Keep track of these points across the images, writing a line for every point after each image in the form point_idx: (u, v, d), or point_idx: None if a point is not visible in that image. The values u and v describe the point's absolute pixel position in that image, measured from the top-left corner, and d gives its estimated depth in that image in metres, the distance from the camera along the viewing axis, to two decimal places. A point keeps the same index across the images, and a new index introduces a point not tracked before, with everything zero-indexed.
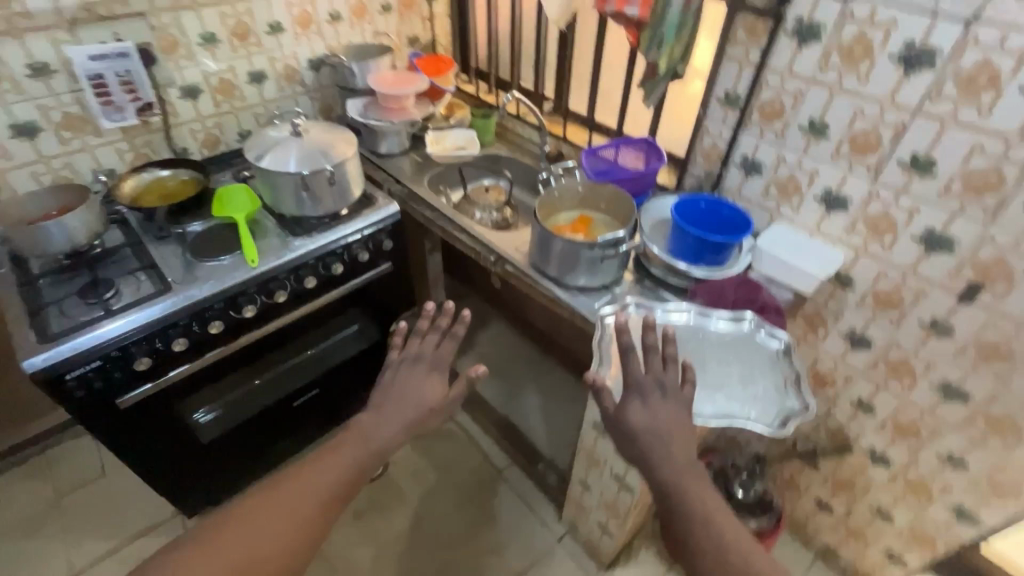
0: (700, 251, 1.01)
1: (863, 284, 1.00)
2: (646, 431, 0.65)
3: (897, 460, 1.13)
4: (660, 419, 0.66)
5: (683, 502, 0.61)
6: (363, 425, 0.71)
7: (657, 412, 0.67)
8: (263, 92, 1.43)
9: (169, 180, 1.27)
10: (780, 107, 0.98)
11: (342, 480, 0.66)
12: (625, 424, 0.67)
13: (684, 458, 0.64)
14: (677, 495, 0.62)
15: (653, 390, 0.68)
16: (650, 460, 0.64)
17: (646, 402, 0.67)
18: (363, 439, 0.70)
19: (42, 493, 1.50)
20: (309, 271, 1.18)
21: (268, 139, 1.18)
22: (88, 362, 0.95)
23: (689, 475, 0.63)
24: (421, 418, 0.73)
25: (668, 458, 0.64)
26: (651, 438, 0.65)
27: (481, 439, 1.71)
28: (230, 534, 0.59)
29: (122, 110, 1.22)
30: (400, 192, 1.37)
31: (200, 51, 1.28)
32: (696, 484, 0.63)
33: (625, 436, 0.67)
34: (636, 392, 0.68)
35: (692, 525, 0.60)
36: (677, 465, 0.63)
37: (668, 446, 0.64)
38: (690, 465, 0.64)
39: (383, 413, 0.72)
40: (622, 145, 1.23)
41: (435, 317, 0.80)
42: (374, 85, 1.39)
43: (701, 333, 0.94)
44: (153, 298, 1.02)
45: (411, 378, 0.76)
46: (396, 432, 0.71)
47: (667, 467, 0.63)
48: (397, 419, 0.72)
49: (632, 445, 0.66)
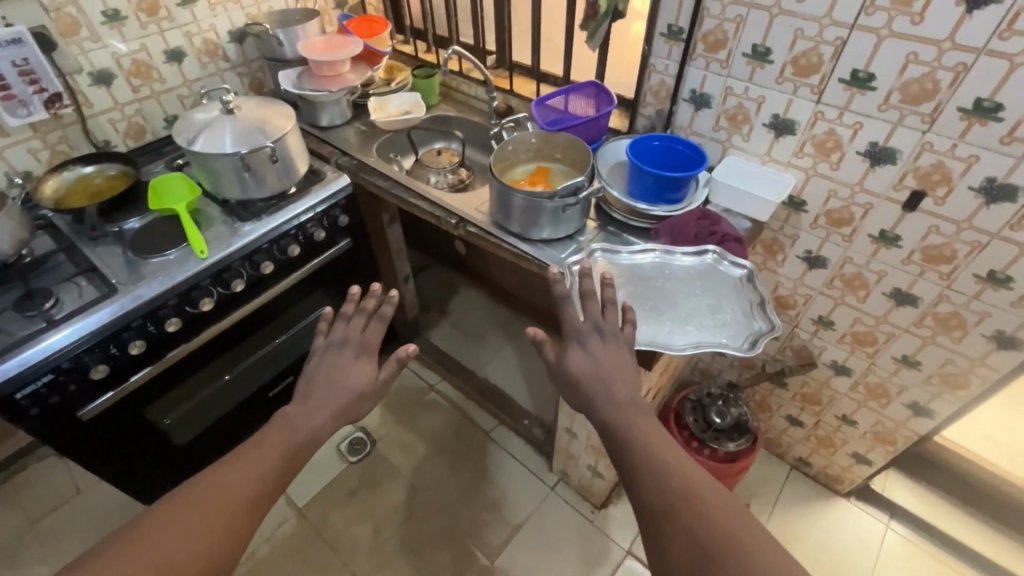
0: (659, 190, 1.02)
1: (815, 204, 1.04)
2: (587, 377, 0.73)
3: (857, 368, 1.20)
4: (602, 363, 0.74)
5: (626, 439, 0.67)
6: (290, 415, 0.72)
7: (598, 356, 0.75)
8: (185, 72, 1.33)
9: (96, 177, 1.18)
10: (723, 36, 0.97)
11: (273, 473, 0.67)
12: (567, 370, 0.75)
13: (626, 395, 0.71)
14: (621, 430, 0.68)
15: (593, 334, 0.76)
16: (593, 402, 0.72)
17: (586, 346, 0.75)
18: (290, 429, 0.70)
19: (14, 522, 1.44)
20: (263, 254, 1.13)
21: (198, 121, 1.10)
22: (40, 377, 0.89)
23: (631, 413, 0.69)
24: (352, 402, 0.74)
25: (610, 399, 0.71)
26: (592, 382, 0.72)
27: (464, 404, 1.72)
28: (149, 539, 0.58)
29: (27, 105, 1.11)
30: (349, 164, 1.30)
31: (106, 32, 1.17)
32: (641, 422, 0.69)
33: (570, 381, 0.75)
34: (576, 339, 0.76)
35: (637, 457, 0.65)
36: (617, 404, 0.70)
37: (610, 386, 0.72)
38: (631, 403, 0.70)
39: (312, 400, 0.73)
40: (571, 93, 1.22)
41: (360, 300, 0.82)
42: (304, 53, 1.31)
43: (667, 269, 0.95)
44: (99, 303, 0.96)
45: (337, 363, 0.77)
46: (325, 419, 0.72)
47: (610, 407, 0.70)
48: (326, 406, 0.73)
49: (576, 391, 0.74)
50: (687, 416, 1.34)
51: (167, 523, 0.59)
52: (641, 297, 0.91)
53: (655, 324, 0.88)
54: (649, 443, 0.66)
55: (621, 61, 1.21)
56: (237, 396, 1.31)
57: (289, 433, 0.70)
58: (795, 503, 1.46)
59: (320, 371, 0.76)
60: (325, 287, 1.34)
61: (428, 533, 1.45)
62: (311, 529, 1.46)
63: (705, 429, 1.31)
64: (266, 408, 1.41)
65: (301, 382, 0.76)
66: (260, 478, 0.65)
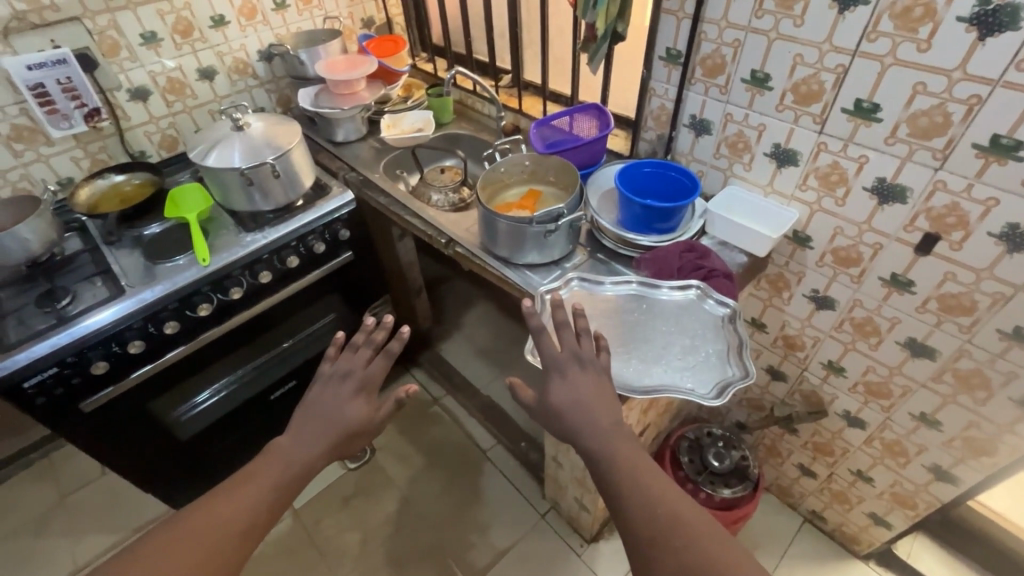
0: (647, 220, 0.99)
1: (821, 241, 0.96)
2: (571, 408, 0.69)
3: (872, 422, 1.09)
4: (583, 394, 0.70)
5: (613, 469, 0.65)
6: (284, 445, 0.73)
7: (577, 385, 0.71)
8: (216, 89, 1.43)
9: (126, 185, 1.28)
10: (721, 60, 0.92)
11: (268, 504, 0.68)
12: (549, 403, 0.71)
13: (607, 422, 0.68)
14: (607, 461, 0.65)
15: (572, 363, 0.73)
16: (576, 433, 0.68)
17: (565, 375, 0.72)
18: (284, 458, 0.71)
19: (48, 495, 1.57)
20: (265, 264, 1.18)
21: (212, 136, 1.16)
22: (45, 370, 0.96)
23: (614, 440, 0.67)
24: (345, 437, 0.74)
25: (589, 430, 0.67)
26: (575, 413, 0.69)
27: (466, 420, 1.72)
28: (144, 557, 0.59)
29: (68, 118, 1.22)
30: (356, 180, 1.34)
31: (144, 52, 1.27)
32: (621, 451, 0.66)
33: (554, 416, 0.70)
34: (555, 369, 0.73)
35: (623, 484, 0.63)
36: (600, 427, 0.68)
37: (590, 415, 0.68)
38: (615, 427, 0.68)
39: (303, 430, 0.74)
40: (576, 114, 1.19)
41: (373, 332, 0.81)
42: (323, 72, 1.36)
43: (651, 302, 0.91)
44: (109, 303, 1.03)
45: (334, 396, 0.76)
46: (318, 451, 0.72)
47: (593, 438, 0.67)
48: (318, 439, 0.73)
49: (560, 422, 0.70)
50: (682, 457, 1.26)
51: (161, 553, 0.60)
52: (612, 332, 0.87)
53: (625, 364, 0.83)
54: (632, 469, 0.64)
55: (627, 82, 1.18)
56: (239, 398, 1.37)
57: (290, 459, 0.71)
58: (805, 559, 1.34)
59: (313, 400, 0.76)
60: (327, 297, 1.40)
61: (416, 548, 1.45)
62: (303, 533, 1.49)
63: (701, 472, 1.23)
64: (269, 410, 1.47)
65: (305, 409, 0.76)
66: (252, 510, 0.66)
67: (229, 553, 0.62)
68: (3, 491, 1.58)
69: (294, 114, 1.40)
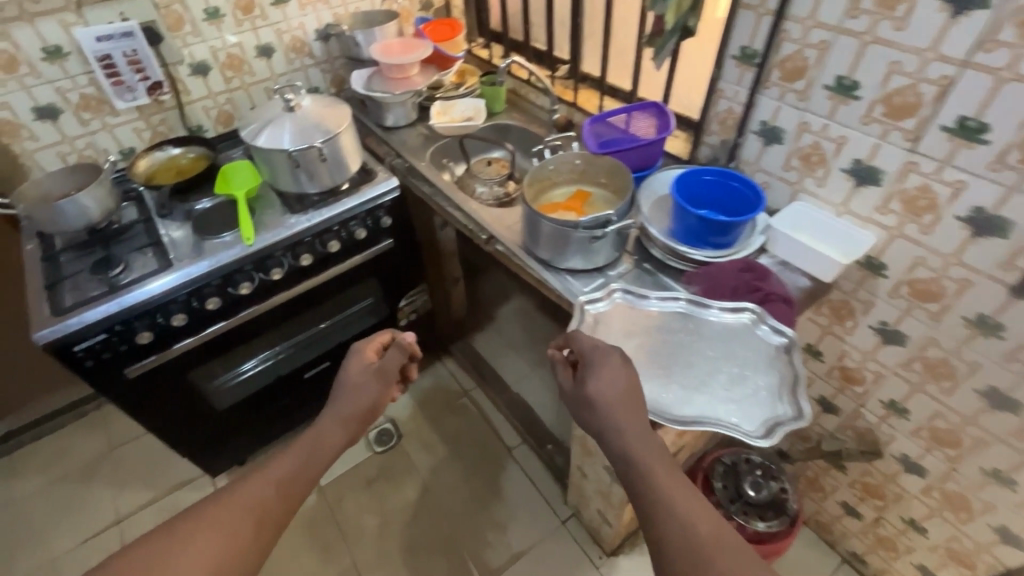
0: (702, 233, 0.92)
1: (897, 271, 0.86)
2: (604, 402, 0.71)
3: (933, 470, 1.00)
4: (618, 389, 0.72)
5: (644, 471, 0.66)
6: (300, 440, 0.82)
7: (612, 380, 0.73)
8: (273, 66, 1.44)
9: (181, 158, 1.32)
10: (802, 63, 0.84)
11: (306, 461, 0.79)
12: (586, 392, 0.73)
13: (635, 426, 0.69)
14: (640, 466, 0.66)
15: (612, 355, 0.75)
16: (609, 430, 0.70)
17: (604, 367, 0.74)
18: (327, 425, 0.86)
19: (96, 444, 1.67)
20: (307, 246, 1.19)
21: (263, 116, 1.16)
22: (94, 335, 1.00)
23: (644, 442, 0.68)
24: (360, 394, 0.92)
25: (620, 428, 0.69)
26: (607, 409, 0.70)
27: (493, 415, 1.70)
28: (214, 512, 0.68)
29: (132, 90, 1.25)
30: (402, 167, 1.33)
31: (207, 27, 1.29)
32: (649, 447, 0.68)
33: (587, 405, 0.73)
34: (595, 359, 0.75)
35: (652, 486, 0.64)
36: (633, 430, 0.69)
37: (620, 418, 0.70)
38: (642, 435, 0.68)
39: (318, 430, 0.85)
40: (633, 111, 1.12)
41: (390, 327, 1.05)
42: (377, 55, 1.34)
43: (697, 322, 0.85)
44: (157, 275, 1.06)
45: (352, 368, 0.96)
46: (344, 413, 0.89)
47: (622, 436, 0.69)
48: (343, 404, 0.91)
49: (594, 414, 0.72)
50: (715, 481, 1.19)
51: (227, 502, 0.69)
52: (653, 353, 0.81)
53: (661, 385, 0.78)
54: (664, 483, 0.64)
55: (693, 81, 1.10)
56: (277, 372, 1.41)
57: (308, 448, 0.81)
58: None
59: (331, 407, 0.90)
60: (365, 282, 1.40)
61: (431, 540, 1.45)
62: (326, 509, 1.52)
63: (734, 499, 1.17)
64: (303, 389, 1.49)
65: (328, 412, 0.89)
66: (265, 497, 0.72)
67: (274, 508, 0.72)
68: (57, 437, 1.68)
69: (345, 96, 1.38)
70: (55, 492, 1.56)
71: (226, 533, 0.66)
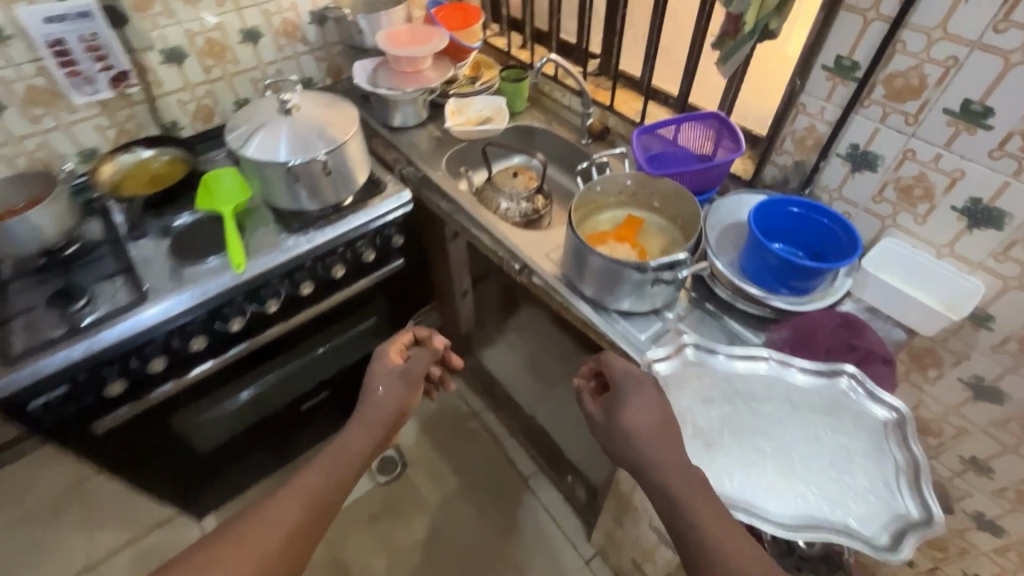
0: (783, 276, 0.79)
1: (1008, 325, 0.75)
2: (639, 434, 0.64)
3: (1013, 531, 0.92)
4: (655, 419, 0.65)
5: (688, 512, 0.58)
6: (322, 458, 0.77)
7: (647, 407, 0.66)
8: (260, 53, 1.24)
9: (153, 163, 1.13)
10: (918, 82, 0.70)
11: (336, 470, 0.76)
12: (618, 423, 0.67)
13: (677, 457, 0.62)
14: (683, 505, 0.59)
15: (647, 382, 0.69)
16: (645, 465, 0.63)
17: (638, 396, 0.67)
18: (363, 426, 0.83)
19: (62, 477, 1.49)
20: (306, 271, 1.02)
21: (253, 120, 0.98)
22: (54, 387, 0.84)
23: (687, 479, 0.61)
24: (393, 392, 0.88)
25: (655, 462, 0.62)
26: (642, 442, 0.64)
27: (506, 439, 1.58)
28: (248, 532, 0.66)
29: (92, 82, 1.06)
30: (414, 176, 1.15)
31: (181, 7, 1.09)
32: (689, 486, 0.60)
33: (621, 437, 0.66)
34: (628, 386, 0.69)
35: (693, 528, 0.57)
36: (675, 463, 0.62)
37: (660, 451, 0.63)
38: (686, 471, 0.61)
39: (341, 446, 0.80)
40: (688, 122, 0.98)
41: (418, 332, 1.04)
42: (384, 45, 1.16)
43: (782, 389, 0.72)
44: (128, 312, 0.89)
45: (383, 368, 0.91)
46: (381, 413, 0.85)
47: (660, 472, 0.61)
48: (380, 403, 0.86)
49: (628, 448, 0.65)
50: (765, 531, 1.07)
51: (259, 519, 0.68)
52: (740, 432, 0.68)
53: (752, 477, 0.64)
54: (710, 521, 0.57)
55: (760, 88, 0.95)
56: (272, 404, 1.24)
57: (335, 458, 0.78)
58: None
59: (357, 419, 0.84)
60: (369, 306, 1.23)
61: None
62: (327, 550, 1.38)
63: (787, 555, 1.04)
64: (299, 420, 1.34)
65: (352, 420, 0.83)
66: (297, 515, 0.69)
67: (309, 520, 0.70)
68: (17, 471, 1.50)
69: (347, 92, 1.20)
70: (15, 535, 1.39)
71: (253, 557, 0.64)
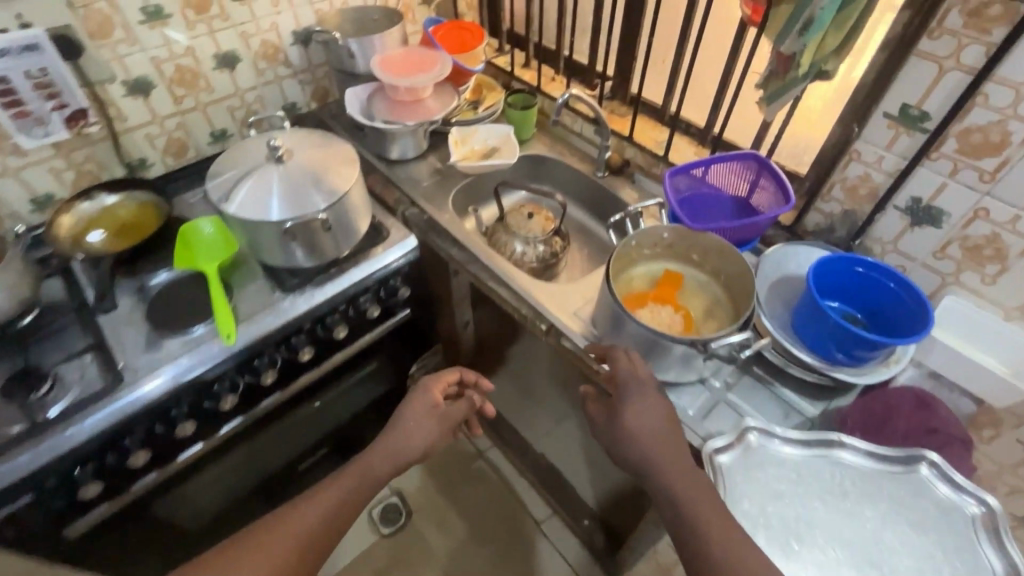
0: (845, 345, 0.72)
1: None
2: (640, 435, 0.66)
3: None
4: (658, 423, 0.67)
5: (690, 513, 0.60)
6: (347, 473, 0.79)
7: (650, 410, 0.68)
8: (237, 80, 1.11)
9: (119, 209, 0.99)
10: (999, 138, 0.64)
11: (360, 487, 0.78)
12: (621, 425, 0.68)
13: (679, 459, 0.64)
14: (684, 504, 0.61)
15: (649, 384, 0.70)
16: (647, 466, 0.65)
17: (642, 397, 0.69)
18: (393, 449, 0.85)
19: None
20: (304, 334, 0.92)
21: (237, 169, 0.86)
22: (16, 498, 0.72)
23: (689, 479, 0.62)
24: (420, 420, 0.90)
25: (655, 462, 0.64)
26: (644, 443, 0.65)
27: (515, 479, 1.50)
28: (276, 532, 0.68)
29: (44, 123, 0.91)
30: (418, 219, 1.05)
31: (145, 32, 0.95)
32: (693, 486, 0.61)
33: (623, 439, 0.67)
34: (631, 386, 0.70)
35: (695, 528, 0.59)
36: (677, 464, 0.64)
37: (662, 453, 0.64)
38: (687, 471, 0.63)
39: (365, 460, 0.81)
40: (723, 161, 0.90)
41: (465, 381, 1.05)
42: (378, 72, 1.04)
43: (864, 485, 0.65)
44: (102, 400, 0.77)
45: (420, 403, 0.93)
46: (411, 443, 0.87)
47: (663, 473, 0.63)
48: (414, 431, 0.88)
49: (630, 450, 0.66)
50: None
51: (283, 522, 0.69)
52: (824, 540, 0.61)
53: None
54: (709, 519, 0.59)
55: (801, 127, 0.88)
56: (268, 472, 1.12)
57: (361, 473, 0.80)
58: None
59: (384, 441, 0.86)
60: (371, 359, 1.13)
61: None
62: None
63: None
64: (296, 480, 1.23)
65: (379, 441, 0.85)
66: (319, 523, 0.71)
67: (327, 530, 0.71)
68: None
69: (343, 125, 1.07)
70: None
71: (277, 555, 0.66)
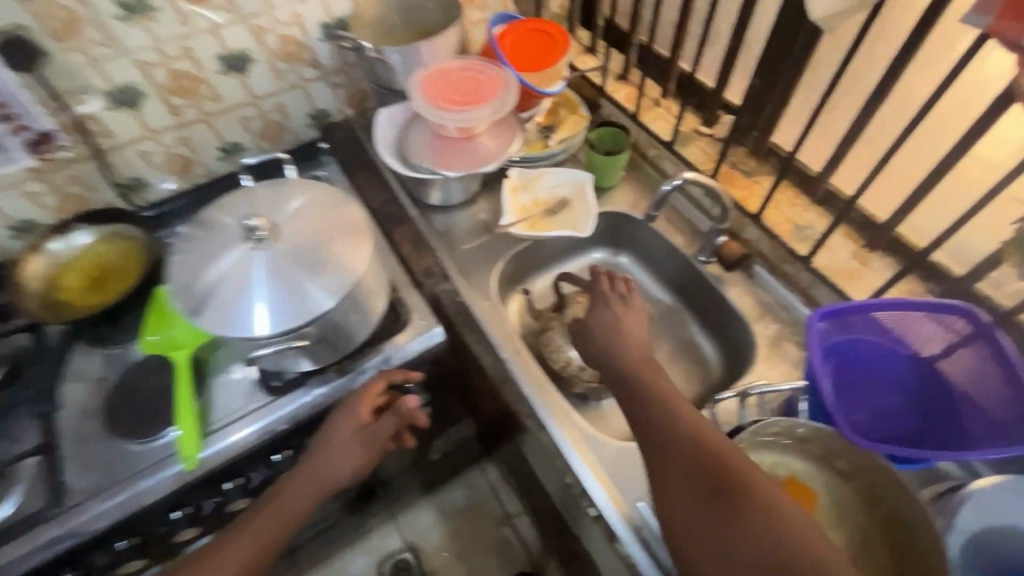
0: None
1: None
2: (605, 331, 0.65)
3: None
4: (622, 322, 0.66)
5: (647, 389, 0.57)
6: (256, 522, 0.63)
7: (615, 314, 0.67)
8: (251, 85, 0.88)
9: (100, 248, 0.81)
10: None
11: (270, 540, 0.63)
12: (585, 327, 0.68)
13: (641, 353, 0.62)
14: (637, 383, 0.59)
15: (615, 298, 0.69)
16: (607, 356, 0.63)
17: (608, 303, 0.68)
18: (315, 480, 0.66)
19: None
20: (289, 450, 0.74)
21: (202, 251, 0.64)
22: None
23: (643, 362, 0.61)
24: (352, 440, 0.68)
25: (615, 350, 0.63)
26: (608, 336, 0.65)
27: (542, 557, 1.31)
28: None
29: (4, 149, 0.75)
30: (452, 300, 0.80)
31: (125, 30, 0.73)
32: (647, 369, 0.60)
33: (587, 339, 0.66)
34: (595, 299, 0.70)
35: (651, 406, 0.56)
36: (635, 356, 0.62)
37: (621, 347, 0.63)
38: (647, 360, 0.61)
39: (280, 500, 0.65)
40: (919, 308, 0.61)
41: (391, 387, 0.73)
42: (418, 99, 0.78)
43: None
44: (34, 530, 0.62)
45: (347, 425, 0.68)
46: (344, 469, 0.68)
47: (621, 357, 0.62)
48: (349, 450, 0.68)
49: (594, 347, 0.65)
50: None
51: None
52: None
53: None
54: (659, 397, 0.56)
55: None
56: None
57: (272, 521, 0.64)
58: None
59: (303, 470, 0.67)
60: None
61: None
62: None
63: None
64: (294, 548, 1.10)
65: (298, 471, 0.67)
66: None
67: None
68: None
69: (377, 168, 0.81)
70: None
71: None
